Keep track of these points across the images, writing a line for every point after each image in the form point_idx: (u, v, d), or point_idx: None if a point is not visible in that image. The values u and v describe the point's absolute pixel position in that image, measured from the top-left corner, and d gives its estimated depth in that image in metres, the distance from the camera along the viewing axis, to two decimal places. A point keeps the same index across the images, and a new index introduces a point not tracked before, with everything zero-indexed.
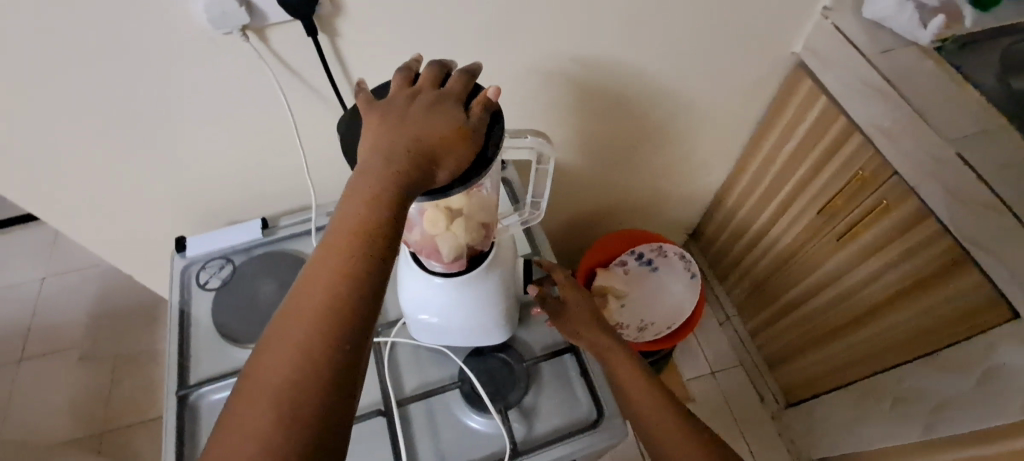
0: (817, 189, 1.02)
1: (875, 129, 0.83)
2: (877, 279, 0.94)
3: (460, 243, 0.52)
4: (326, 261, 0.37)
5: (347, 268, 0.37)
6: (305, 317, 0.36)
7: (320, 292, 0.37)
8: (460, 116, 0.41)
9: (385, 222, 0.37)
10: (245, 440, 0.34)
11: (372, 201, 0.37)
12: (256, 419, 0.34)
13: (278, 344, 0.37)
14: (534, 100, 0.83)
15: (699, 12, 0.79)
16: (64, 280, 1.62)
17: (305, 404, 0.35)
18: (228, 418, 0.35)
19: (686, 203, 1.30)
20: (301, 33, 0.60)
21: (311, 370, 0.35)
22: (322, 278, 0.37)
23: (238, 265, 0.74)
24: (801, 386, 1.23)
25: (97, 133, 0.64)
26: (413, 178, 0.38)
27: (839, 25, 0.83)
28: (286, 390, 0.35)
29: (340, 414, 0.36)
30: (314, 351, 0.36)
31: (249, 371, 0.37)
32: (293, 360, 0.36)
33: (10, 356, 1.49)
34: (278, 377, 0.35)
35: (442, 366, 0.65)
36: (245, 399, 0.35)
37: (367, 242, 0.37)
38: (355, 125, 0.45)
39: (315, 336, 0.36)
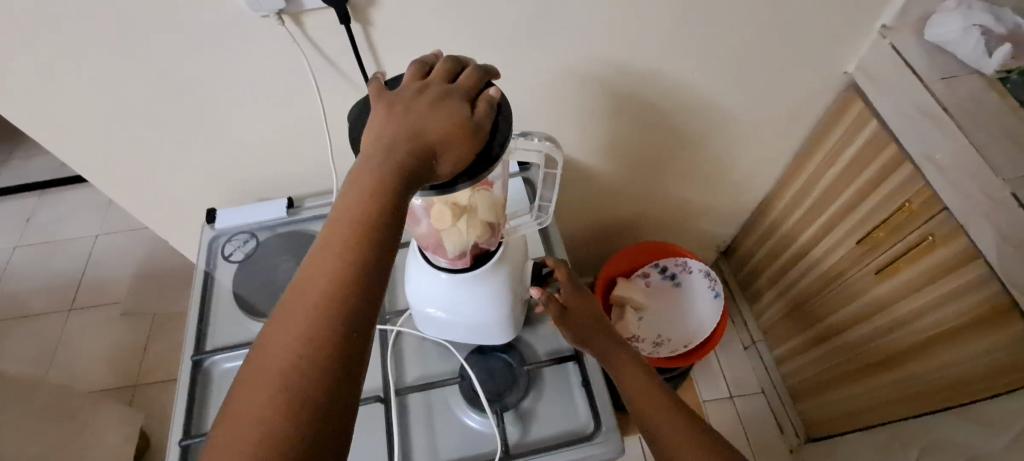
0: (859, 217, 0.97)
1: (925, 160, 0.78)
2: (915, 319, 0.89)
3: (465, 236, 0.53)
4: (329, 245, 0.37)
5: (351, 252, 0.36)
6: (307, 303, 0.36)
7: (323, 277, 0.36)
8: (465, 111, 0.41)
9: (388, 207, 0.37)
10: (250, 425, 0.33)
11: (376, 185, 0.37)
12: (260, 405, 0.34)
13: (282, 328, 0.36)
14: (565, 103, 0.82)
15: (743, 25, 0.76)
16: (115, 238, 1.73)
17: (309, 389, 0.34)
18: (230, 405, 0.35)
19: (720, 221, 1.26)
20: (335, 21, 0.61)
21: (315, 355, 0.35)
22: (324, 262, 0.37)
23: (262, 241, 0.76)
24: (825, 421, 1.18)
25: (140, 105, 0.67)
26: (417, 167, 0.39)
27: (897, 47, 0.79)
28: (291, 374, 0.34)
29: (345, 400, 0.35)
30: (318, 336, 0.35)
31: (253, 357, 0.36)
32: (296, 345, 0.35)
33: (61, 305, 1.60)
34: (280, 364, 0.35)
35: (444, 361, 0.66)
36: (248, 385, 0.35)
37: (370, 228, 0.37)
38: (367, 115, 0.46)
39: (319, 321, 0.35)
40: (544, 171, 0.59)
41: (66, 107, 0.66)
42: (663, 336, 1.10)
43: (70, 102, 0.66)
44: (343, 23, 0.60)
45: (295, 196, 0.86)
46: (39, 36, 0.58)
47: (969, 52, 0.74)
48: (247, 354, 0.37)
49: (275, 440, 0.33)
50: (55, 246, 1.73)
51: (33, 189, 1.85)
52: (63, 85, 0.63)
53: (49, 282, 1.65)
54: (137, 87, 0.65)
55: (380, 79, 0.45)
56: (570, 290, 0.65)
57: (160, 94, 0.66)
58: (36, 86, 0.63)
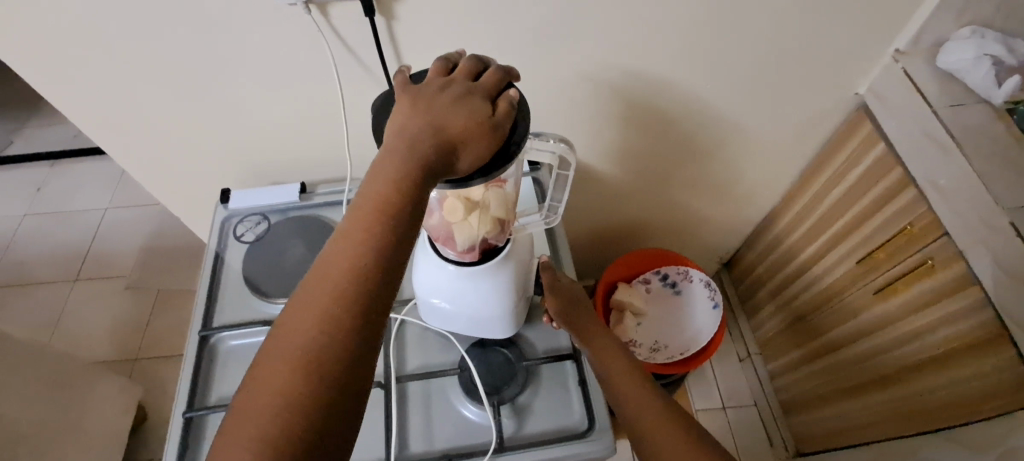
0: (862, 236, 0.98)
1: (930, 185, 0.79)
2: (910, 341, 0.90)
3: (473, 224, 0.53)
4: (350, 233, 0.38)
5: (371, 241, 0.38)
6: (331, 282, 0.37)
7: (347, 257, 0.37)
8: (486, 110, 0.42)
9: (411, 197, 0.38)
10: (275, 394, 0.35)
11: (398, 176, 0.39)
12: (280, 380, 0.35)
13: (306, 305, 0.37)
14: (580, 106, 0.83)
15: (758, 42, 0.78)
16: (124, 213, 1.74)
17: (327, 369, 0.36)
18: (256, 372, 0.36)
19: (723, 232, 1.27)
20: (360, 13, 0.63)
21: (338, 332, 0.36)
22: (345, 250, 0.38)
23: (274, 223, 0.78)
24: (814, 437, 1.19)
25: (166, 84, 0.69)
26: (439, 160, 0.40)
27: (909, 71, 0.80)
28: (315, 348, 0.36)
29: (363, 375, 0.37)
30: (342, 312, 0.37)
31: (279, 330, 0.37)
32: (321, 319, 0.36)
33: (66, 275, 1.62)
34: (305, 337, 0.36)
35: (446, 351, 0.67)
36: (274, 355, 0.36)
37: (393, 215, 0.38)
38: (390, 108, 0.47)
39: (339, 305, 0.37)
40: (555, 172, 0.60)
41: (95, 82, 0.68)
42: (659, 343, 1.11)
43: (99, 76, 0.67)
44: (368, 15, 0.62)
45: (308, 182, 0.88)
46: (75, 12, 0.60)
47: (978, 81, 0.75)
48: (271, 327, 0.38)
49: (293, 414, 0.34)
50: (65, 216, 1.75)
51: (46, 158, 1.87)
52: (95, 60, 0.65)
53: (57, 251, 1.67)
54: (166, 66, 0.67)
55: (405, 73, 0.47)
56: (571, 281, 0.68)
57: (188, 73, 0.68)
58: (67, 60, 0.65)
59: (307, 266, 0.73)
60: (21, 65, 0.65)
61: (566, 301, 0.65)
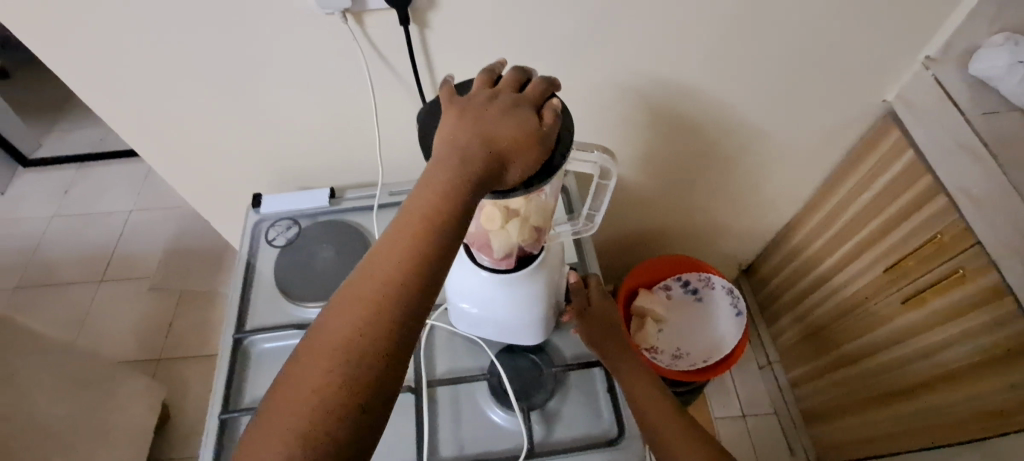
0: (889, 245, 0.97)
1: (962, 194, 0.78)
2: (936, 352, 0.89)
3: (512, 235, 0.54)
4: (398, 238, 0.39)
5: (418, 248, 0.38)
6: (374, 287, 0.38)
7: (393, 262, 0.38)
8: (534, 122, 0.43)
9: (458, 209, 0.39)
10: (310, 392, 0.36)
11: (447, 186, 0.39)
12: (317, 379, 0.36)
13: (347, 307, 0.38)
14: (606, 112, 0.83)
15: (787, 50, 0.78)
16: (148, 215, 1.77)
17: (365, 369, 0.36)
18: (293, 367, 0.37)
19: (744, 240, 1.26)
20: (395, 23, 0.63)
21: (375, 337, 0.37)
22: (391, 255, 0.38)
23: (304, 228, 0.79)
24: (838, 447, 1.18)
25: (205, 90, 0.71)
26: (488, 170, 0.41)
27: (940, 79, 0.79)
28: (352, 351, 0.37)
29: (394, 381, 0.37)
30: (381, 318, 0.37)
31: (318, 328, 0.38)
32: (361, 322, 0.37)
33: (92, 276, 1.65)
34: (344, 339, 0.37)
35: (474, 356, 0.67)
36: (312, 353, 0.37)
37: (439, 226, 0.39)
38: (436, 118, 0.48)
39: (381, 309, 0.37)
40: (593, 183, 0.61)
41: (135, 88, 0.70)
42: (681, 350, 1.10)
43: (139, 83, 0.69)
44: (403, 25, 0.62)
45: (336, 187, 0.89)
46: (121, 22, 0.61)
47: (1013, 88, 0.74)
48: (311, 324, 0.39)
49: (331, 411, 0.35)
50: (91, 218, 1.78)
51: (74, 161, 1.91)
52: (138, 68, 0.67)
53: (83, 252, 1.70)
54: (205, 71, 0.68)
55: (451, 83, 0.47)
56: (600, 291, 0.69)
57: (226, 80, 0.70)
58: (110, 67, 0.67)
59: (336, 271, 0.74)
60: (67, 69, 0.67)
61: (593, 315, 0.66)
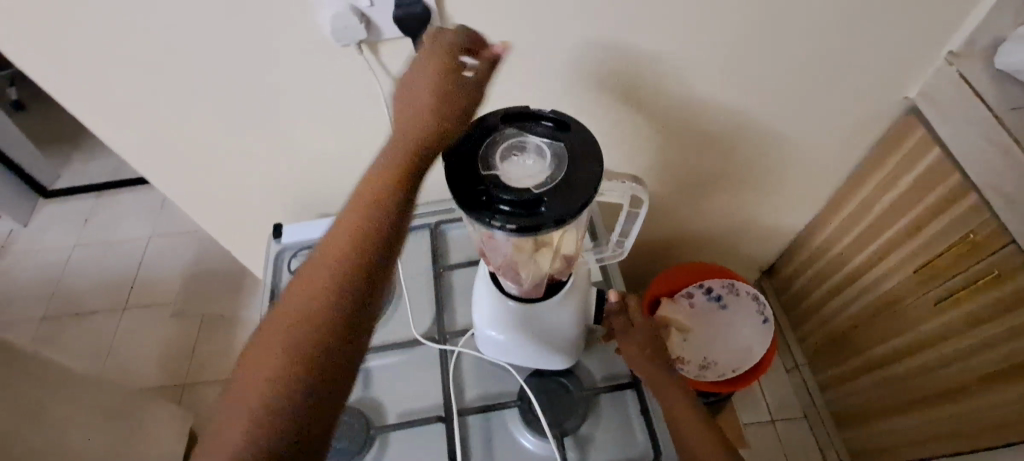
0: (917, 246, 0.95)
1: (995, 193, 0.76)
2: (975, 353, 0.88)
3: (542, 264, 0.55)
4: (336, 231, 0.45)
5: (338, 258, 0.44)
6: (315, 277, 0.44)
7: (328, 252, 0.45)
8: (454, 117, 0.51)
9: (385, 200, 0.46)
10: (261, 371, 0.41)
11: (377, 185, 0.46)
12: (266, 359, 0.42)
13: (294, 298, 0.44)
14: (622, 125, 0.83)
15: (805, 54, 0.76)
16: (166, 240, 1.80)
17: (304, 351, 0.42)
18: (249, 355, 0.43)
19: (763, 243, 1.24)
20: (410, 50, 0.64)
21: (314, 319, 0.42)
22: (328, 247, 0.45)
23: None
24: (875, 450, 1.16)
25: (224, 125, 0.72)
26: (413, 176, 0.48)
27: (965, 74, 0.78)
28: (296, 332, 0.42)
29: (335, 357, 0.42)
30: (320, 302, 0.43)
31: (269, 318, 0.44)
32: (304, 308, 0.43)
33: (115, 304, 1.67)
34: (290, 324, 0.43)
35: (503, 382, 0.66)
36: (263, 340, 0.43)
37: (370, 216, 0.45)
38: (465, 155, 0.51)
39: (320, 311, 0.43)
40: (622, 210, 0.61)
41: (155, 126, 0.71)
42: (709, 360, 1.08)
43: (158, 120, 0.70)
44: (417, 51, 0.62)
45: None
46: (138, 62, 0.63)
47: None
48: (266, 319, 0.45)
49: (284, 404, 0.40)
50: (111, 246, 1.81)
51: (93, 190, 1.95)
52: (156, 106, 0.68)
53: (105, 281, 1.73)
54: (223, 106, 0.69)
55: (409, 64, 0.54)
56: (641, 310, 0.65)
57: (244, 115, 0.70)
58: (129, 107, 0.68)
59: None
60: (88, 109, 0.68)
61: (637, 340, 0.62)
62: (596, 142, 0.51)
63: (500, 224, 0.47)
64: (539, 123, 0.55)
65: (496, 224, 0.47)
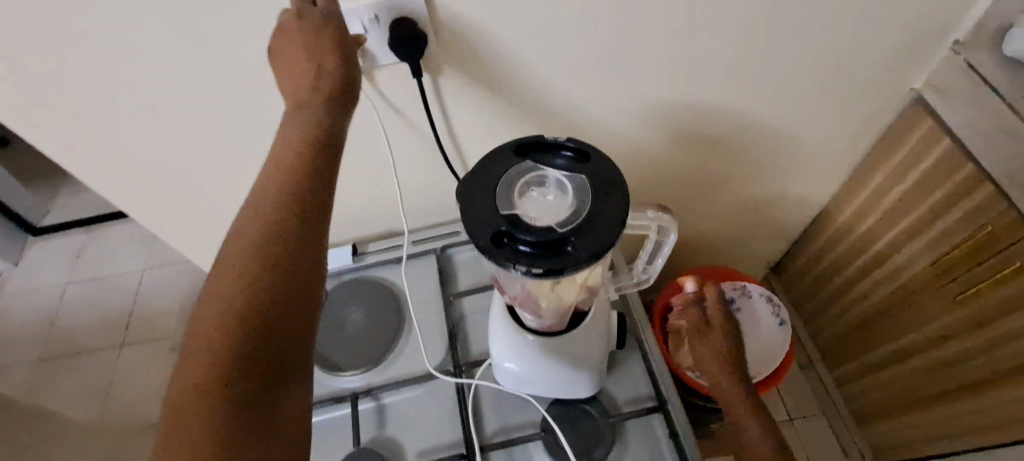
0: (931, 239, 0.93)
1: (1015, 183, 0.74)
2: (999, 345, 0.86)
3: (565, 299, 0.53)
4: (245, 227, 0.48)
5: (250, 251, 0.47)
6: (230, 273, 0.46)
7: (242, 248, 0.47)
8: (336, 91, 0.55)
9: (290, 192, 0.49)
10: (194, 368, 0.43)
11: (280, 179, 0.50)
12: (199, 357, 0.43)
13: (213, 295, 0.46)
14: (625, 134, 0.81)
15: (811, 52, 0.74)
16: (161, 272, 1.76)
17: (232, 341, 0.44)
18: (182, 359, 0.45)
19: (771, 240, 1.23)
20: (406, 74, 0.64)
21: (239, 310, 0.45)
22: (240, 243, 0.48)
23: (330, 290, 0.75)
24: (898, 445, 1.15)
25: (208, 145, 0.73)
26: (317, 167, 0.51)
27: (974, 63, 0.76)
28: (222, 326, 0.44)
29: (267, 343, 0.45)
30: (241, 294, 0.45)
31: (193, 321, 0.46)
32: (226, 303, 0.45)
33: (113, 341, 1.63)
34: (213, 320, 0.45)
35: (524, 413, 0.64)
36: (191, 342, 0.45)
37: (274, 208, 0.48)
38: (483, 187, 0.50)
39: (246, 302, 0.45)
40: (648, 242, 0.59)
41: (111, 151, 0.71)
42: None
43: None
44: (415, 76, 0.63)
45: (356, 238, 0.87)
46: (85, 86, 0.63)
47: None
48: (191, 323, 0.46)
49: (231, 394, 0.42)
50: (104, 281, 1.77)
51: (81, 224, 1.90)
52: None
53: (100, 318, 1.68)
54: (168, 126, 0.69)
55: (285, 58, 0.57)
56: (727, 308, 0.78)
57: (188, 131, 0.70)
58: None
59: (368, 334, 0.72)
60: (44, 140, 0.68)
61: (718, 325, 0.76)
62: (618, 172, 0.50)
63: (525, 269, 0.45)
64: (559, 153, 0.53)
65: (520, 267, 0.45)
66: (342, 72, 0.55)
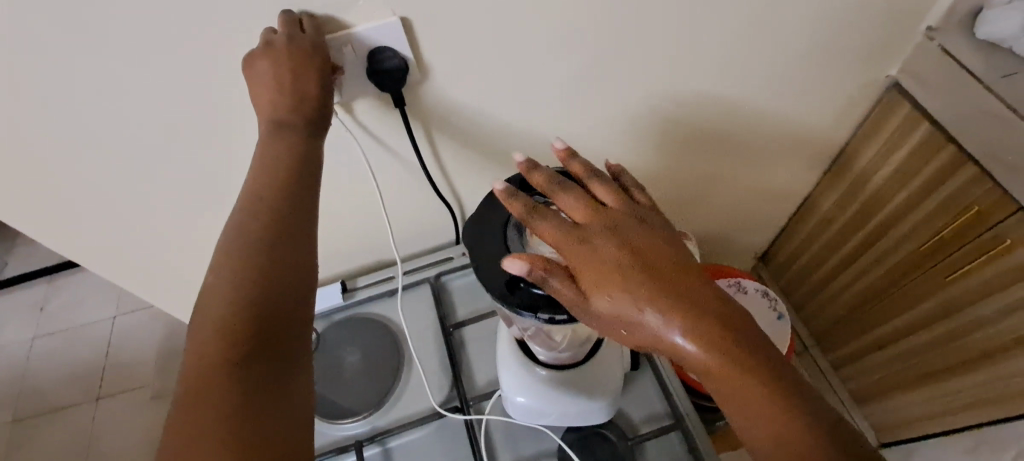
0: (916, 222, 0.94)
1: (996, 163, 0.75)
2: (994, 321, 0.87)
3: (582, 332, 0.55)
4: (240, 229, 0.47)
5: (251, 246, 0.46)
6: (231, 271, 0.45)
7: (240, 244, 0.46)
8: (314, 111, 0.52)
9: (281, 191, 0.49)
10: (209, 362, 0.41)
11: (268, 186, 0.49)
12: (211, 353, 0.42)
13: (213, 295, 0.44)
14: (614, 142, 0.79)
15: (788, 48, 0.74)
16: (134, 317, 1.68)
17: (244, 333, 0.43)
18: (189, 360, 0.42)
19: (757, 232, 1.23)
20: (389, 104, 0.62)
21: (248, 304, 0.44)
22: (239, 239, 0.47)
23: (322, 332, 0.73)
24: (898, 425, 1.16)
25: (170, 189, 0.69)
26: (304, 174, 0.50)
27: (947, 47, 0.76)
28: (229, 320, 0.43)
29: (278, 331, 0.44)
30: (246, 288, 0.44)
31: (195, 321, 0.44)
32: (231, 297, 0.44)
33: (87, 395, 1.54)
34: (219, 316, 0.43)
35: (538, 443, 0.63)
36: (197, 342, 0.43)
37: (274, 207, 0.48)
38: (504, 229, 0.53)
39: (244, 308, 0.43)
40: None
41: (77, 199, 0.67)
42: None
43: None
44: (397, 106, 0.61)
45: (346, 270, 0.84)
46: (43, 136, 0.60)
47: None
48: (190, 325, 0.44)
49: (236, 405, 0.40)
50: (73, 332, 1.68)
51: (44, 274, 1.80)
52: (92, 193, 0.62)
53: (71, 372, 1.59)
54: (125, 173, 0.65)
55: (250, 73, 0.52)
56: (578, 190, 0.51)
57: (144, 177, 0.66)
58: None
59: (368, 377, 0.69)
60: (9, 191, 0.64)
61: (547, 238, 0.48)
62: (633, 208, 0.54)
63: (547, 317, 0.48)
64: None
65: (542, 315, 0.48)
66: (323, 109, 0.53)
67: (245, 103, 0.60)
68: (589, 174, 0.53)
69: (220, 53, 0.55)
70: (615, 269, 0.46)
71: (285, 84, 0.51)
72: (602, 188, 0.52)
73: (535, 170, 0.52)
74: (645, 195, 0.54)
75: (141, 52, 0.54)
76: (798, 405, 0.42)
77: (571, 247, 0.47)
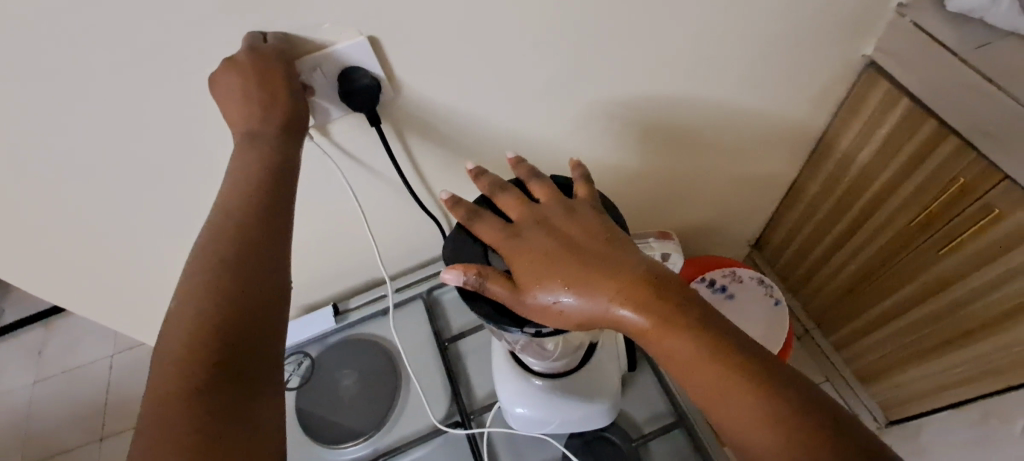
0: (903, 198, 0.94)
1: (979, 133, 0.75)
2: (991, 290, 0.86)
3: (573, 340, 0.55)
4: (204, 253, 0.46)
5: (214, 268, 0.44)
6: (195, 297, 0.43)
7: (203, 268, 0.45)
8: (285, 136, 0.52)
9: (248, 211, 0.47)
10: (171, 388, 0.40)
11: (236, 209, 0.47)
12: (173, 380, 0.40)
13: (177, 322, 0.43)
14: (595, 142, 0.79)
15: (760, 36, 0.74)
16: (132, 354, 1.67)
17: (205, 358, 0.41)
18: (151, 387, 0.40)
19: (748, 220, 1.23)
20: (364, 123, 0.61)
21: (211, 327, 0.42)
22: (200, 264, 0.45)
23: (317, 356, 0.72)
24: (906, 400, 1.16)
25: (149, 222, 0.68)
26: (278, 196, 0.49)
27: (919, 23, 0.76)
28: (193, 345, 0.41)
29: (240, 356, 0.42)
30: (208, 312, 0.43)
31: (160, 346, 0.42)
32: (194, 322, 0.42)
33: (90, 436, 1.53)
34: (183, 342, 0.41)
35: (542, 452, 0.62)
36: (159, 370, 0.41)
37: (242, 228, 0.47)
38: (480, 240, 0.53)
39: (207, 332, 0.42)
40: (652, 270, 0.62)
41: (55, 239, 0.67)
42: None
43: None
44: (373, 125, 0.60)
45: (337, 292, 0.84)
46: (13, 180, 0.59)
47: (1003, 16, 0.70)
48: (154, 352, 0.43)
49: (199, 436, 0.38)
50: (71, 373, 1.66)
51: (39, 317, 1.79)
52: None
53: (72, 414, 1.58)
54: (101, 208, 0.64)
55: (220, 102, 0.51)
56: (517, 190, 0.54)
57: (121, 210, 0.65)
58: None
59: (366, 399, 0.68)
60: None
61: (488, 240, 0.51)
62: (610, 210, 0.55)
63: (534, 330, 0.48)
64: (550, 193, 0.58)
65: (528, 329, 0.48)
66: (296, 135, 0.52)
67: (220, 132, 0.60)
68: (530, 173, 0.55)
69: (185, 84, 0.55)
70: (547, 260, 0.48)
71: (255, 113, 0.50)
72: (540, 184, 0.54)
73: (482, 175, 0.55)
74: (589, 186, 0.54)
75: (108, 91, 0.53)
76: (750, 366, 0.41)
77: (506, 244, 0.49)
